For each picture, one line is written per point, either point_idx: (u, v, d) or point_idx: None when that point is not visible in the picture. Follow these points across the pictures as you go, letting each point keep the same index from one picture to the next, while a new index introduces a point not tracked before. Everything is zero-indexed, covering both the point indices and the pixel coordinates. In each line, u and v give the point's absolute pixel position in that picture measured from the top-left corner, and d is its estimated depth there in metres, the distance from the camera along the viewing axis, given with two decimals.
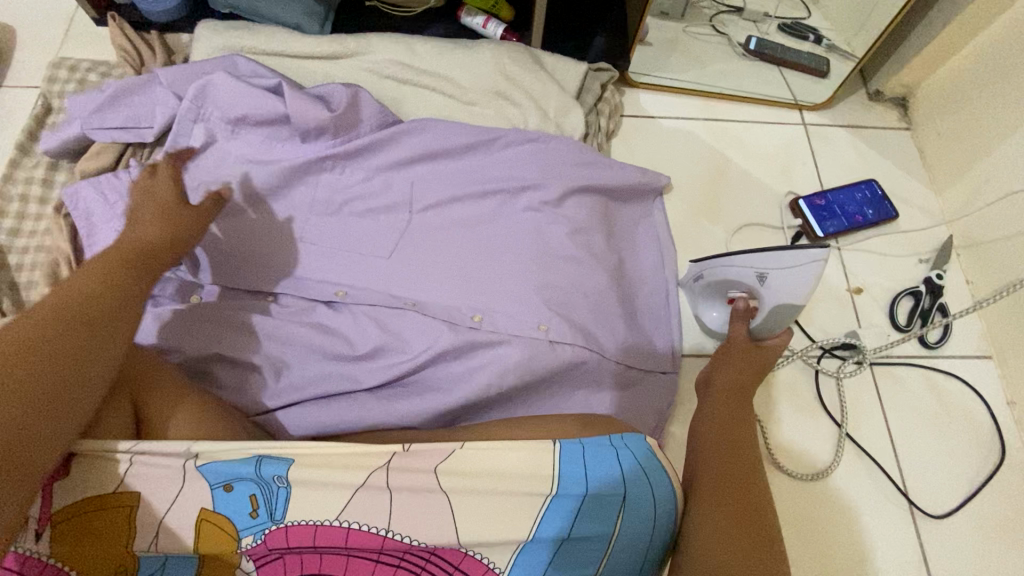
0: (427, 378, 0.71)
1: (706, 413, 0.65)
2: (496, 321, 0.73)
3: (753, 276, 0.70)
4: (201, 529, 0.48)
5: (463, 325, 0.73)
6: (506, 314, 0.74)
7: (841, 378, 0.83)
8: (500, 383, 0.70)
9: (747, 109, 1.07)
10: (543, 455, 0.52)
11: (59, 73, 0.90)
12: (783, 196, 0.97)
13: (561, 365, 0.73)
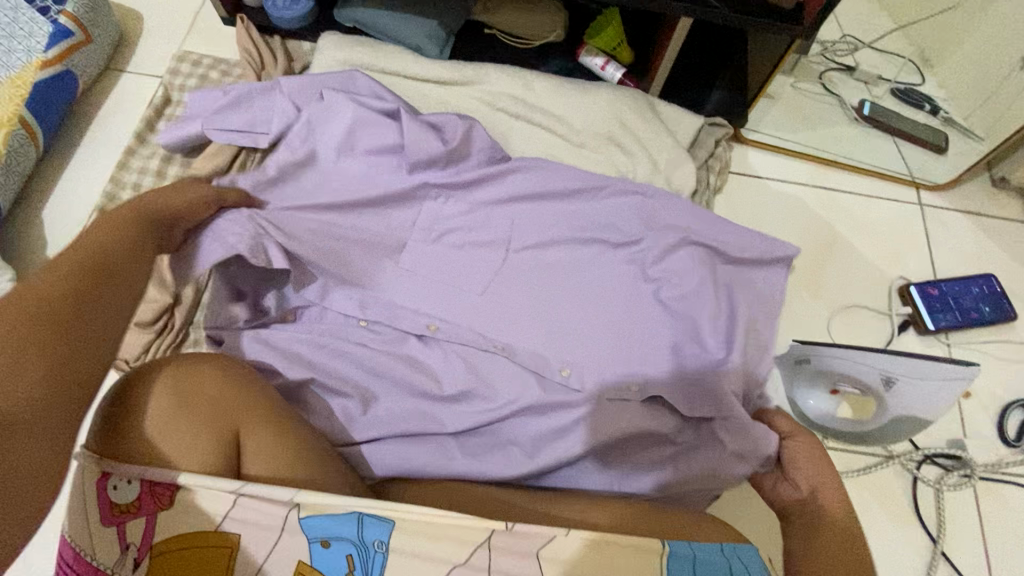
0: (510, 431, 0.69)
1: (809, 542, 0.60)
2: (586, 380, 0.70)
3: (879, 379, 0.66)
4: None
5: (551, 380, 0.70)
6: (598, 375, 0.71)
7: (942, 489, 0.77)
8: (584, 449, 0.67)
9: (860, 180, 1.02)
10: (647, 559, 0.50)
11: (182, 66, 0.91)
12: (892, 280, 0.92)
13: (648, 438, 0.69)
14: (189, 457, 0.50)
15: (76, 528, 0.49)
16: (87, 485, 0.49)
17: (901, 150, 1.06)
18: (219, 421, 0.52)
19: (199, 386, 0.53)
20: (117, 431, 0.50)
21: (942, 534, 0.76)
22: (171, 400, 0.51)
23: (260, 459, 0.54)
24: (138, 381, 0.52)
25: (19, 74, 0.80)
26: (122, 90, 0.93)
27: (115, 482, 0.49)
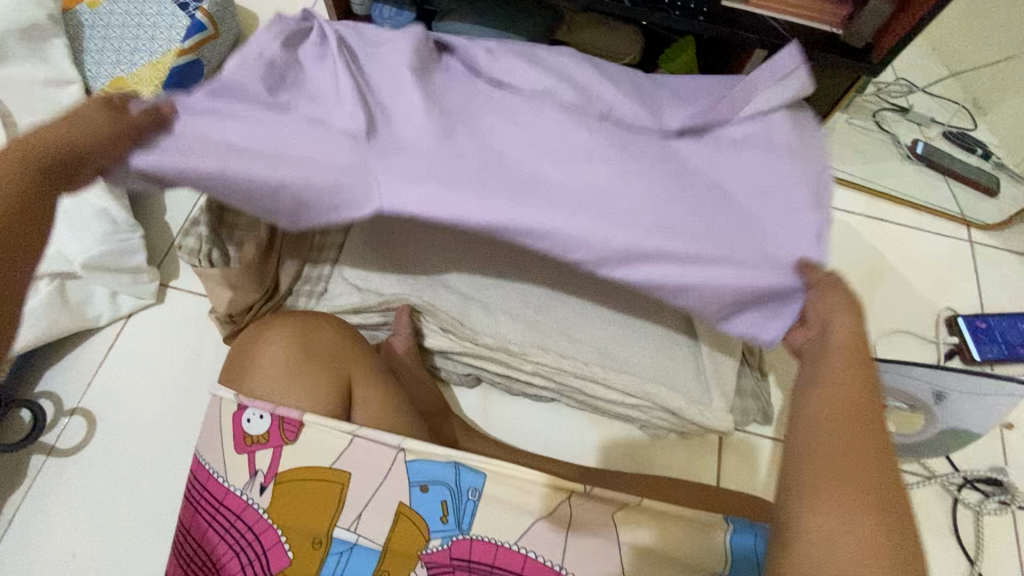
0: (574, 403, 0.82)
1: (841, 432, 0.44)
2: (627, 380, 0.77)
3: (929, 393, 0.70)
4: (397, 520, 0.53)
5: (589, 376, 0.78)
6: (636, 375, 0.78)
7: (982, 513, 0.80)
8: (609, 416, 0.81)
9: (913, 214, 1.06)
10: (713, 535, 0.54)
11: None
12: (940, 311, 0.96)
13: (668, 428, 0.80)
14: (309, 400, 0.56)
15: (210, 450, 0.54)
16: (225, 415, 0.54)
17: (953, 191, 1.10)
18: (335, 373, 0.58)
19: (323, 339, 0.59)
20: (247, 373, 0.57)
21: (980, 557, 0.78)
22: (299, 350, 0.58)
23: (369, 411, 0.60)
24: (266, 329, 0.58)
25: (160, 60, 0.91)
26: None
27: (249, 416, 0.54)
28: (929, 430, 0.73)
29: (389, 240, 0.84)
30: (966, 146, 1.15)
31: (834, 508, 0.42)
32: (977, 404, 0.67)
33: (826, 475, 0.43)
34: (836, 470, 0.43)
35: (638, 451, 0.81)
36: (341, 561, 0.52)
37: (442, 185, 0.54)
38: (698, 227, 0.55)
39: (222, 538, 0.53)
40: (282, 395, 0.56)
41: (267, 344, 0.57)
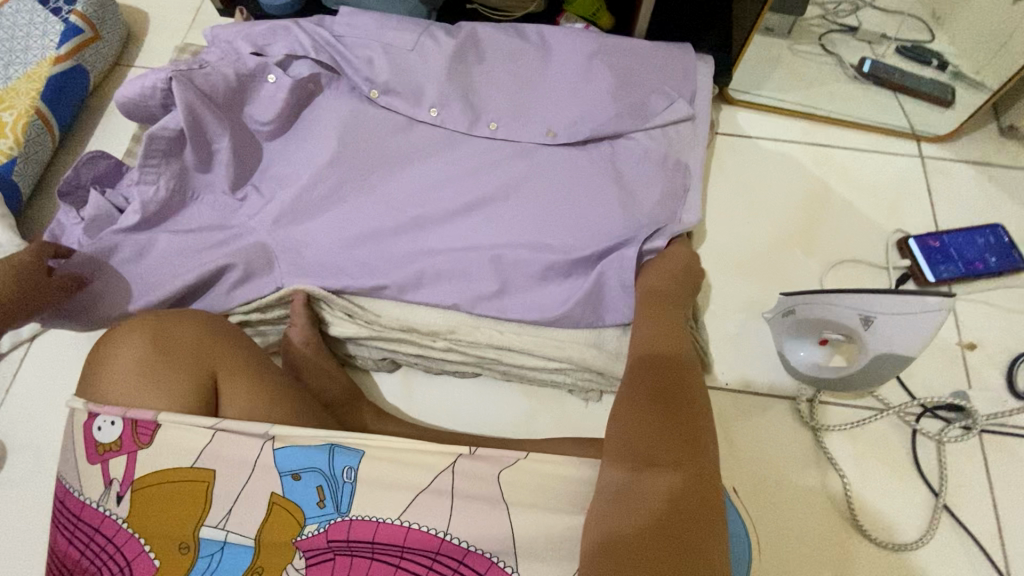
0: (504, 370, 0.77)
1: (650, 360, 0.61)
2: (546, 343, 0.74)
3: (856, 319, 0.65)
4: (270, 511, 0.51)
5: (506, 343, 0.74)
6: (557, 338, 0.74)
7: (943, 442, 0.75)
8: (536, 380, 0.78)
9: (858, 135, 0.99)
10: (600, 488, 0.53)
11: (183, 57, 0.97)
12: (891, 234, 0.89)
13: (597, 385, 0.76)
14: (164, 400, 0.53)
15: (66, 465, 0.52)
16: (77, 429, 0.52)
17: (902, 107, 1.02)
18: (194, 367, 0.55)
19: (180, 335, 0.56)
20: (98, 379, 0.54)
21: (944, 488, 0.73)
22: (150, 349, 0.54)
23: (239, 405, 0.56)
24: (117, 331, 0.55)
25: (35, 70, 0.87)
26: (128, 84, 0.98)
27: (101, 423, 0.52)
28: (867, 362, 0.66)
29: (286, 226, 0.79)
30: (922, 58, 1.04)
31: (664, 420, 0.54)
32: (899, 325, 0.62)
33: (639, 390, 0.58)
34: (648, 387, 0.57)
35: (571, 417, 0.77)
36: (212, 564, 0.50)
37: (373, 237, 0.77)
38: (567, 230, 0.77)
39: (84, 555, 0.49)
40: (135, 398, 0.53)
41: (117, 346, 0.54)
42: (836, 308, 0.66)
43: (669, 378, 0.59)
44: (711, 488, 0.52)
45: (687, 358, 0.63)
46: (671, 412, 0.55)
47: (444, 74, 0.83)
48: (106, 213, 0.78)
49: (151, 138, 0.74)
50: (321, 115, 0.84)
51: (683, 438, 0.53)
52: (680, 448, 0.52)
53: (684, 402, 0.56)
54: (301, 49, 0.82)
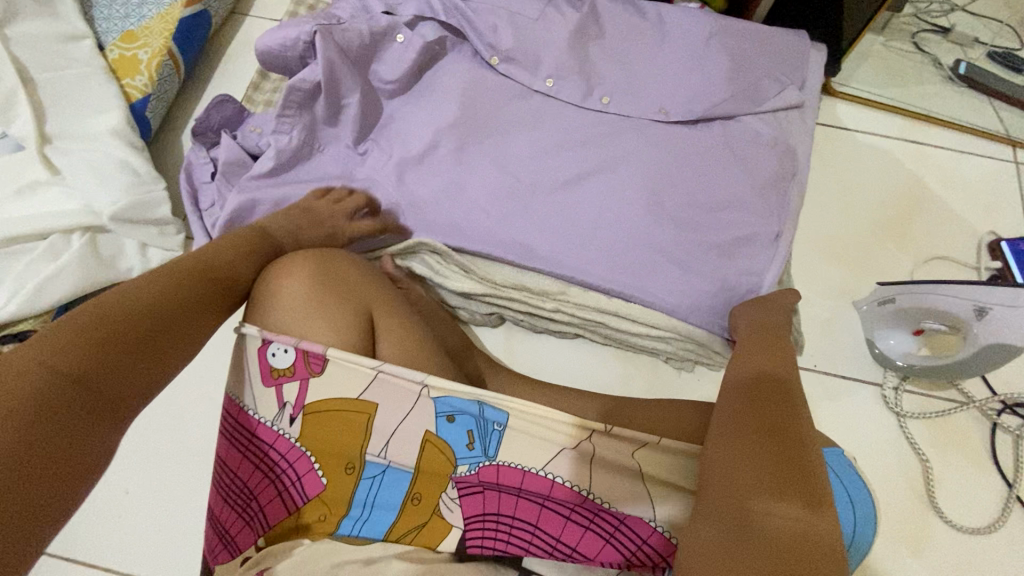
0: (604, 335, 0.81)
1: (743, 394, 0.56)
2: (650, 308, 0.77)
3: (969, 310, 0.69)
4: (424, 447, 0.56)
5: (612, 308, 0.78)
6: (662, 307, 0.77)
7: (1022, 437, 0.78)
8: (632, 348, 0.82)
9: (954, 136, 1.00)
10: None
11: (300, 8, 1.00)
12: (982, 236, 0.91)
13: (694, 356, 0.79)
14: (331, 330, 0.57)
15: (238, 383, 0.56)
16: (251, 352, 0.56)
17: (998, 112, 1.03)
18: (354, 305, 0.59)
19: (339, 273, 0.61)
20: (266, 309, 0.58)
21: (1019, 480, 0.76)
22: (317, 283, 0.59)
23: (391, 342, 0.60)
24: (281, 266, 0.60)
25: (167, 11, 0.90)
26: (245, 32, 1.01)
27: (275, 350, 0.56)
28: (974, 352, 0.70)
29: (409, 182, 0.82)
30: (1013, 65, 1.06)
31: (752, 466, 0.48)
32: (1010, 316, 0.66)
33: (732, 431, 0.52)
34: (737, 426, 0.52)
35: (664, 382, 0.82)
36: (373, 486, 0.55)
37: (489, 198, 0.81)
38: (678, 205, 0.80)
39: (257, 466, 0.55)
40: (303, 329, 0.57)
41: (284, 280, 0.59)
42: (945, 303, 0.71)
43: (772, 404, 0.53)
44: (820, 528, 0.43)
45: (790, 388, 0.56)
46: (769, 445, 0.49)
47: (565, 44, 0.85)
48: (241, 160, 0.82)
49: (291, 89, 0.80)
50: (442, 76, 0.87)
51: (779, 466, 0.47)
52: (780, 477, 0.46)
53: (786, 429, 0.50)
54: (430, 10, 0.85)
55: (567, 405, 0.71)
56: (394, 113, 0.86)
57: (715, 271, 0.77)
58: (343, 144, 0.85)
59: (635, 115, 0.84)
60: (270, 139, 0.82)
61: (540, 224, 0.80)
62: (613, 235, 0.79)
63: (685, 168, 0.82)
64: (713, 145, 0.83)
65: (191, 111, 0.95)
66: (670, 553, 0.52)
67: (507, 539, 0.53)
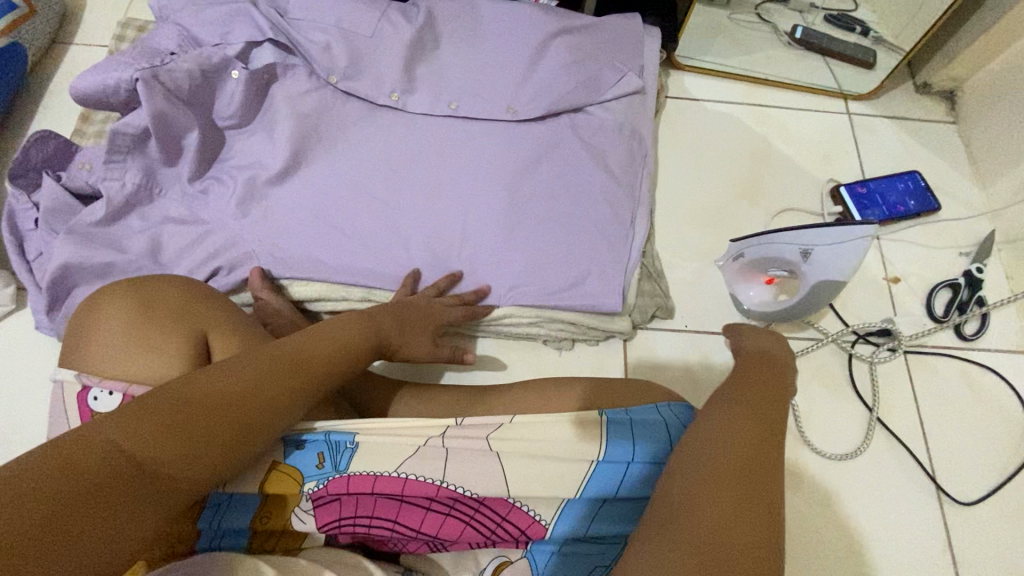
0: (486, 330, 0.82)
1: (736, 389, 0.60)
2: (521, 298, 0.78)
3: (797, 253, 0.75)
4: (269, 475, 0.53)
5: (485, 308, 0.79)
6: (530, 292, 0.78)
7: (875, 363, 0.85)
8: (511, 338, 0.83)
9: (793, 96, 1.07)
10: (591, 428, 0.56)
11: (128, 32, 0.93)
12: (825, 184, 0.98)
13: (569, 339, 0.82)
14: (159, 363, 0.53)
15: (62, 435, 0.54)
16: (70, 403, 0.53)
17: (831, 70, 1.09)
18: (186, 332, 0.54)
19: (172, 303, 0.56)
20: (86, 351, 0.53)
21: (877, 403, 0.82)
22: (142, 314, 0.54)
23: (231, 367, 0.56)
24: (104, 300, 0.55)
25: None
26: (70, 62, 0.94)
27: (96, 395, 0.53)
28: (807, 292, 0.77)
29: (258, 207, 0.80)
30: (847, 25, 1.09)
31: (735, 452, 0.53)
32: (825, 252, 0.73)
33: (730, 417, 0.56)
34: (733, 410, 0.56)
35: (545, 363, 0.82)
36: (217, 515, 0.52)
37: (347, 216, 0.80)
38: (536, 194, 0.82)
39: None
40: (127, 365, 0.52)
41: (103, 315, 0.54)
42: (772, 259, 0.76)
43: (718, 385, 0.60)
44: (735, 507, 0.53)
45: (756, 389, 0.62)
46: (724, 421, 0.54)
47: (405, 48, 0.84)
48: (66, 203, 0.76)
49: (115, 133, 0.76)
50: (286, 92, 0.83)
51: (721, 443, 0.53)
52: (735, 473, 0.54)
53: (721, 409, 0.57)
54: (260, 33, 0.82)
55: (444, 403, 0.71)
56: (240, 146, 0.83)
57: (578, 254, 0.80)
58: (180, 178, 0.80)
59: (485, 111, 0.85)
60: (101, 185, 0.77)
61: (404, 232, 0.80)
62: (474, 233, 0.80)
63: (540, 158, 0.84)
64: (563, 133, 0.85)
65: (14, 153, 0.88)
66: (529, 527, 0.54)
67: (371, 537, 0.53)
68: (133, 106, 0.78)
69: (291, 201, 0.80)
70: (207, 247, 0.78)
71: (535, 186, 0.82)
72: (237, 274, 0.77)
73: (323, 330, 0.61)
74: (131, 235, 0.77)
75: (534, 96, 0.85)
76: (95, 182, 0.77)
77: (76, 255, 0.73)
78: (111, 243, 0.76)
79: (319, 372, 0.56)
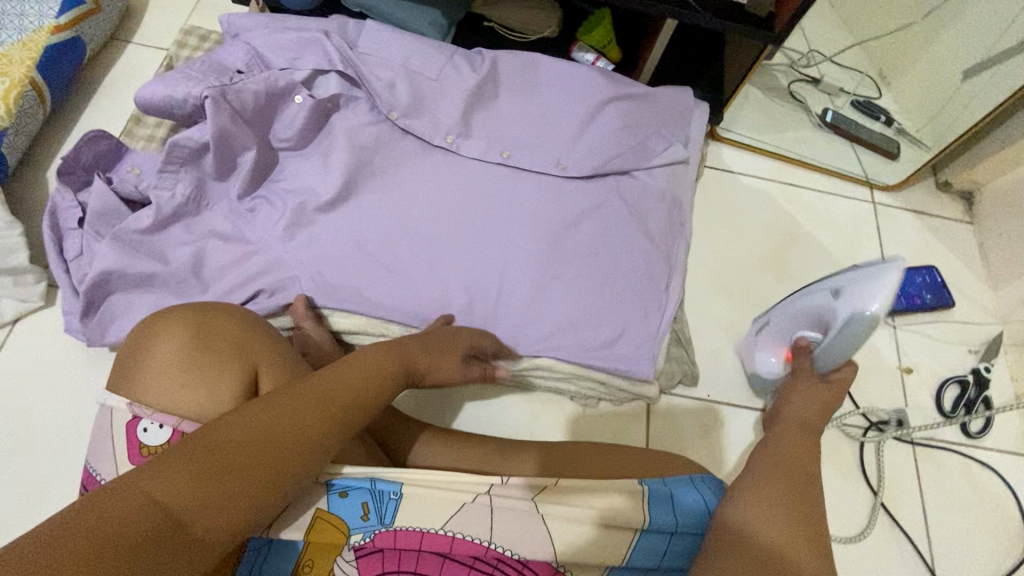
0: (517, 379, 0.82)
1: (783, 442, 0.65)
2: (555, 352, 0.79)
3: (829, 294, 0.70)
4: (314, 523, 0.53)
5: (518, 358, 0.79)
6: (564, 348, 0.79)
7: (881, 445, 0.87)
8: (538, 389, 0.84)
9: (823, 178, 1.12)
10: (632, 499, 0.56)
11: (189, 39, 0.94)
12: (846, 269, 1.02)
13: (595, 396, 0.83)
14: (207, 397, 0.52)
15: (103, 458, 0.53)
16: (119, 428, 0.52)
17: (858, 157, 1.14)
18: (240, 367, 0.54)
19: (217, 335, 0.55)
20: (138, 378, 0.53)
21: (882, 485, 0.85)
22: (187, 346, 0.53)
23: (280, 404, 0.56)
24: (160, 326, 0.54)
25: (30, 39, 0.82)
26: (126, 60, 0.95)
27: (147, 425, 0.52)
28: (838, 337, 0.68)
29: (304, 232, 0.80)
30: (873, 114, 1.17)
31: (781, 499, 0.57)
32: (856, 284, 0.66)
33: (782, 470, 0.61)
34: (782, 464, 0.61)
35: (569, 420, 0.84)
36: (259, 557, 0.53)
37: (392, 251, 0.81)
38: (578, 252, 0.83)
39: None
40: (178, 398, 0.52)
41: (158, 343, 0.54)
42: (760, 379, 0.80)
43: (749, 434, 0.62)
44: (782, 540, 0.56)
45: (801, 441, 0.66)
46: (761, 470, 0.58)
47: (467, 95, 0.86)
48: (113, 208, 0.76)
49: (174, 144, 0.76)
50: (346, 123, 0.85)
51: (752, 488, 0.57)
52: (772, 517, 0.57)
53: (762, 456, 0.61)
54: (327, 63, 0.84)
55: (473, 452, 0.71)
56: (293, 169, 0.83)
57: (615, 315, 0.81)
58: (231, 195, 0.81)
59: (537, 164, 0.87)
60: (150, 193, 0.77)
61: (446, 274, 0.81)
62: (515, 282, 0.81)
63: (585, 216, 0.86)
64: (610, 195, 0.87)
65: (61, 146, 0.87)
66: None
67: None
68: (195, 119, 0.78)
69: (338, 229, 0.81)
70: (250, 267, 0.78)
71: (579, 243, 0.84)
72: (277, 298, 0.77)
73: (373, 368, 0.60)
74: (175, 247, 0.77)
75: (585, 155, 0.88)
76: (145, 190, 0.77)
77: (119, 263, 0.73)
78: (154, 253, 0.75)
79: (361, 408, 0.56)
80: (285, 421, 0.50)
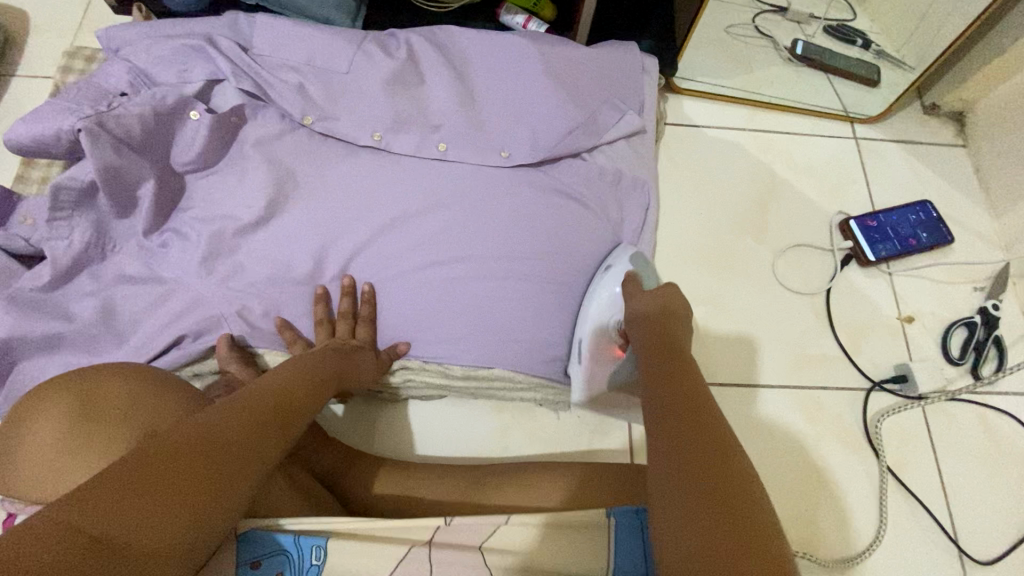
0: (483, 390, 0.76)
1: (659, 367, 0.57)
2: (514, 356, 0.73)
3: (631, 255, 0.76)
4: None
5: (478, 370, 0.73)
6: (523, 350, 0.73)
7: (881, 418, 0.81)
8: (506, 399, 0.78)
9: (798, 120, 1.02)
10: (595, 530, 0.56)
11: (75, 62, 0.84)
12: (833, 216, 0.93)
13: (566, 396, 0.77)
14: (91, 462, 0.47)
15: None
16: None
17: (835, 89, 1.02)
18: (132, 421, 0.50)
19: (99, 392, 0.51)
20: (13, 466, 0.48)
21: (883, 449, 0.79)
22: (68, 409, 0.49)
23: None
24: (36, 403, 0.50)
25: None
26: (14, 97, 0.86)
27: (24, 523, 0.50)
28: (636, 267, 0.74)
29: (224, 263, 0.72)
30: (847, 38, 1.01)
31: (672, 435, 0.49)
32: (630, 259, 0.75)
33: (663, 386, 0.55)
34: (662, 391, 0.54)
35: (542, 428, 0.79)
36: None
37: (325, 271, 0.74)
38: (528, 244, 0.75)
39: None
40: (58, 478, 0.47)
41: (32, 422, 0.49)
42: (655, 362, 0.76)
43: (670, 341, 0.61)
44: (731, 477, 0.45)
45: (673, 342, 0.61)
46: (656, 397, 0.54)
47: (383, 82, 0.77)
48: (5, 268, 0.68)
49: (58, 187, 0.67)
50: (252, 132, 0.76)
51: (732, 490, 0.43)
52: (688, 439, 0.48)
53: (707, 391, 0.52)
54: (223, 71, 0.75)
55: (436, 483, 0.66)
56: (200, 193, 0.74)
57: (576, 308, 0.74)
58: (135, 232, 0.72)
59: (474, 151, 0.77)
60: (43, 245, 0.69)
61: (387, 287, 0.74)
62: (462, 288, 0.73)
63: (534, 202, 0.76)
64: (559, 173, 0.79)
65: None
66: None
67: None
68: (81, 155, 0.70)
69: (257, 254, 0.72)
70: (168, 310, 0.70)
71: (530, 233, 0.75)
72: (204, 343, 0.70)
73: (295, 375, 0.60)
74: (81, 300, 0.69)
75: (526, 132, 0.78)
76: (37, 241, 0.69)
77: (18, 326, 0.66)
78: (56, 310, 0.68)
79: (289, 413, 0.55)
80: (209, 432, 0.47)
